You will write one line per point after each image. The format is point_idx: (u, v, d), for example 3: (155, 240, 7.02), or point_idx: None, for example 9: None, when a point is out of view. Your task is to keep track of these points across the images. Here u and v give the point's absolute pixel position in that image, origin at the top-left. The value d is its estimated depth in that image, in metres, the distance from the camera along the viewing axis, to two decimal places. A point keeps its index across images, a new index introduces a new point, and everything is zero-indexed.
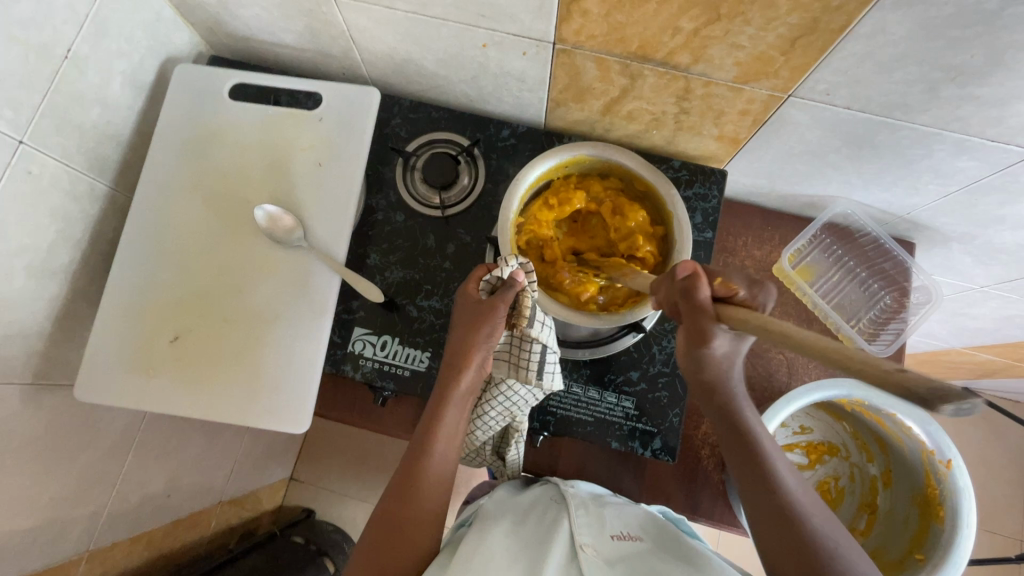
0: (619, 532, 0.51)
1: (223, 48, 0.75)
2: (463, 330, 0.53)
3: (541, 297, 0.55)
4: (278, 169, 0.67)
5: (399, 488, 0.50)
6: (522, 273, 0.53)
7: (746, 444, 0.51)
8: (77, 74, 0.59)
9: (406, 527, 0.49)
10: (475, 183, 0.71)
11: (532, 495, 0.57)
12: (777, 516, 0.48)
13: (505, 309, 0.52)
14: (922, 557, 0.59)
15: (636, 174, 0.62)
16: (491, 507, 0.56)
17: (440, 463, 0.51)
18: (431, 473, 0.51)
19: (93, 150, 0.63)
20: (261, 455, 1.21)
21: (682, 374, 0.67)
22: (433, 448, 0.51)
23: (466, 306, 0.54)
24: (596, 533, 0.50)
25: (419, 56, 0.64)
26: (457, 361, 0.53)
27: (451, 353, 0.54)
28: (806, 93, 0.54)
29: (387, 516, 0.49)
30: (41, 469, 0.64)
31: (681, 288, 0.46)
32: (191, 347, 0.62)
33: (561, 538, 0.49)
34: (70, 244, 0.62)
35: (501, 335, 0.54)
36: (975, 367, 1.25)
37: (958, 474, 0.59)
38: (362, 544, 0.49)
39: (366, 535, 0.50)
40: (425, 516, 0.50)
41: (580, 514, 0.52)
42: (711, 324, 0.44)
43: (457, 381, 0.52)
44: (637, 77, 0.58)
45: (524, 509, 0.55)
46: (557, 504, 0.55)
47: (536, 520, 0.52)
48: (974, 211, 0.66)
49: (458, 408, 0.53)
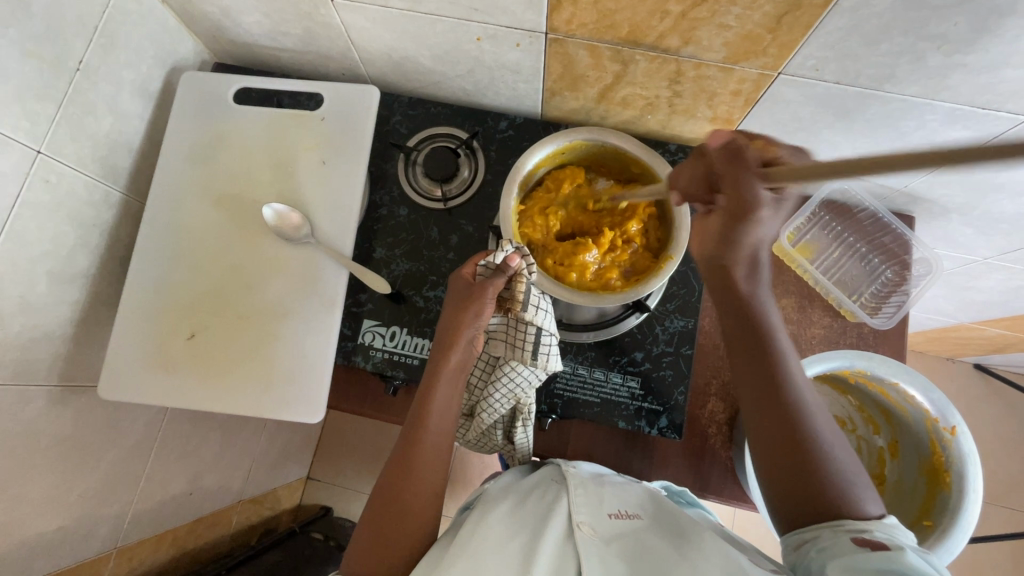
0: (617, 510, 0.52)
1: (227, 56, 0.77)
2: (453, 314, 0.55)
3: (538, 280, 0.56)
4: (284, 168, 0.69)
5: (398, 466, 0.52)
6: (516, 257, 0.54)
7: (760, 339, 0.52)
8: (88, 85, 0.61)
9: (405, 502, 0.50)
10: (475, 176, 0.73)
11: (533, 477, 0.59)
12: (780, 410, 0.50)
13: (495, 290, 0.55)
14: (931, 523, 0.60)
15: (632, 156, 0.63)
16: (495, 491, 0.57)
17: (436, 442, 0.53)
18: (429, 450, 0.52)
19: (106, 158, 0.65)
20: (278, 454, 1.24)
21: (685, 354, 0.68)
22: (429, 426, 0.53)
23: (458, 289, 0.57)
24: (593, 512, 0.51)
25: (416, 53, 0.66)
26: (448, 340, 0.55)
27: (441, 334, 0.55)
28: (795, 69, 0.55)
29: (386, 494, 0.51)
30: (68, 468, 0.67)
31: (725, 163, 0.50)
32: (208, 344, 0.64)
33: (558, 519, 0.50)
34: (88, 249, 0.65)
35: (491, 316, 0.56)
36: (985, 342, 1.24)
37: (963, 440, 0.60)
38: (365, 521, 0.51)
39: (368, 514, 0.51)
40: (424, 491, 0.51)
41: (579, 493, 0.53)
42: (754, 179, 0.48)
43: (447, 360, 0.54)
44: (629, 62, 0.59)
45: (526, 489, 0.56)
46: (558, 484, 0.56)
47: (535, 500, 0.53)
48: (971, 180, 0.66)
49: (450, 387, 0.54)
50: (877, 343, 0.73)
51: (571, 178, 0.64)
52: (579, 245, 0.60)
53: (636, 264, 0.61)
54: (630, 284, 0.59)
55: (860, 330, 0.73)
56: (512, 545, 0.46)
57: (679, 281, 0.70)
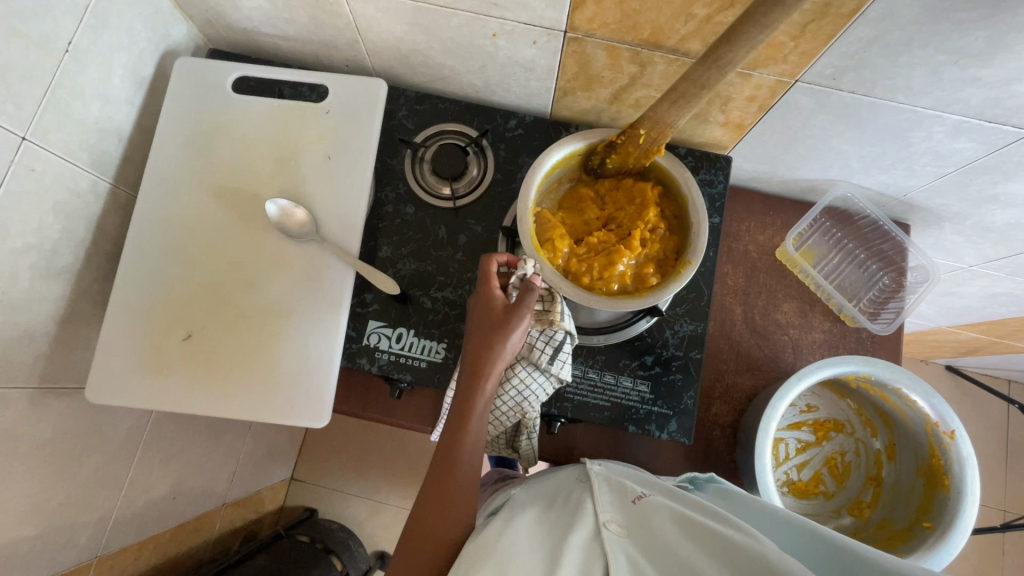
0: (639, 493, 0.53)
1: (224, 42, 0.73)
2: (489, 333, 0.53)
3: (551, 277, 0.55)
4: (287, 162, 0.66)
5: (434, 496, 0.50)
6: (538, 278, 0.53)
7: None
8: (77, 68, 0.57)
9: (439, 534, 0.49)
10: (484, 175, 0.71)
11: (555, 482, 0.59)
12: None
13: (527, 311, 0.53)
14: (931, 523, 0.62)
15: (652, 162, 0.62)
16: (522, 498, 0.56)
17: (470, 469, 0.52)
18: (464, 476, 0.51)
19: (95, 146, 0.61)
20: (263, 455, 1.20)
21: (694, 358, 0.68)
22: (464, 455, 0.51)
23: (488, 309, 0.54)
24: (618, 509, 0.52)
25: (427, 46, 0.64)
26: (478, 364, 0.52)
27: (474, 354, 0.53)
28: (813, 77, 0.55)
29: (426, 527, 0.49)
30: (48, 473, 0.63)
31: None
32: (205, 346, 0.61)
33: (584, 518, 0.50)
34: (74, 242, 0.61)
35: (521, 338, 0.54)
36: (959, 345, 1.29)
37: (961, 444, 0.61)
38: (399, 557, 0.48)
39: (404, 546, 0.49)
40: (462, 520, 0.50)
41: (602, 493, 0.54)
42: None
43: (482, 385, 0.52)
44: (647, 64, 0.59)
45: (553, 494, 0.56)
46: (582, 486, 0.56)
47: (560, 507, 0.53)
48: (968, 191, 0.68)
49: (482, 413, 0.52)
50: (874, 347, 0.75)
51: (580, 196, 0.64)
52: (610, 256, 0.57)
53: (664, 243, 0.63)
54: (669, 277, 0.58)
55: (859, 335, 0.75)
56: (539, 548, 0.46)
57: (688, 284, 0.70)
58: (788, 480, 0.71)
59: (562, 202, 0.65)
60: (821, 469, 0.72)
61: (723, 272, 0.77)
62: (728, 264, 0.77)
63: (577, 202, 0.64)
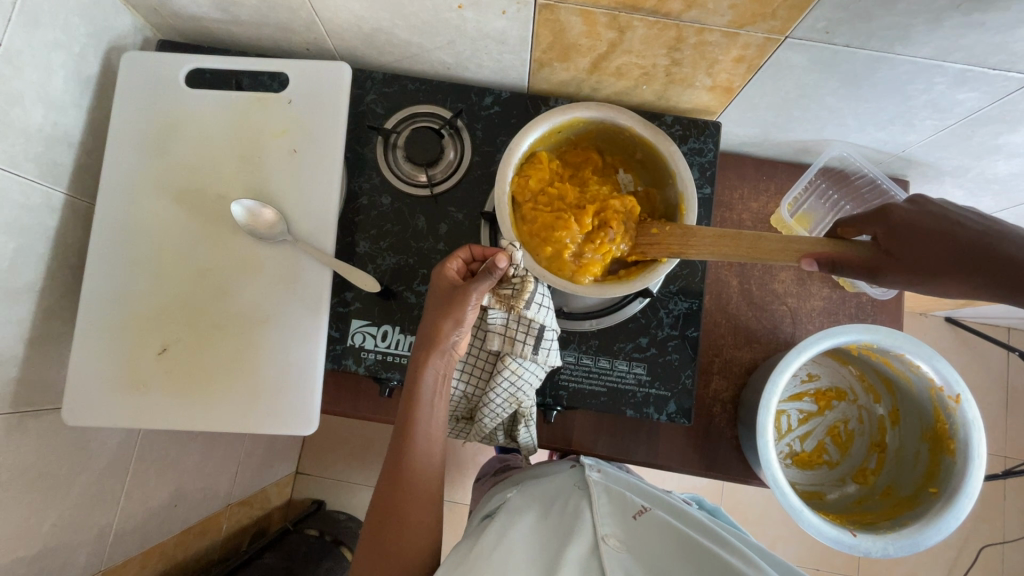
0: (638, 509, 0.55)
1: (174, 32, 0.68)
2: (434, 314, 0.53)
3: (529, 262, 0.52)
4: (251, 160, 0.62)
5: (393, 475, 0.53)
6: (502, 257, 0.51)
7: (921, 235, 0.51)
8: (12, 72, 0.52)
9: (400, 509, 0.53)
10: (461, 158, 0.68)
11: (556, 486, 0.60)
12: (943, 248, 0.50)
13: (479, 293, 0.52)
14: (937, 489, 0.61)
15: (638, 135, 0.58)
16: (515, 503, 0.58)
17: (426, 448, 0.54)
18: (420, 455, 0.54)
19: (44, 156, 0.57)
20: (265, 454, 1.19)
21: (691, 336, 0.66)
22: (418, 437, 0.53)
23: (440, 292, 0.54)
24: (617, 521, 0.54)
25: (390, 23, 0.60)
26: (426, 349, 0.53)
27: (422, 339, 0.54)
28: (804, 33, 0.51)
29: (386, 502, 0.53)
30: (37, 497, 0.62)
31: None
32: (182, 359, 0.59)
33: (584, 530, 0.51)
34: (32, 260, 0.58)
35: (473, 319, 0.54)
36: (959, 297, 1.27)
37: (967, 408, 0.60)
38: (368, 531, 0.53)
39: (370, 520, 0.53)
40: (422, 496, 0.53)
41: (602, 502, 0.56)
42: None
43: (429, 368, 0.53)
44: (626, 29, 0.55)
45: (551, 499, 0.58)
46: (580, 493, 0.58)
47: (557, 515, 0.55)
48: (970, 143, 0.65)
49: (432, 394, 0.54)
50: (874, 312, 0.72)
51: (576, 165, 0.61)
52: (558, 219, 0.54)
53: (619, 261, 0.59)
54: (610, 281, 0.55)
55: (859, 300, 0.73)
56: (537, 559, 0.48)
57: (681, 261, 0.68)
58: (791, 452, 0.71)
59: (564, 154, 0.62)
60: (824, 438, 0.71)
61: None
62: None
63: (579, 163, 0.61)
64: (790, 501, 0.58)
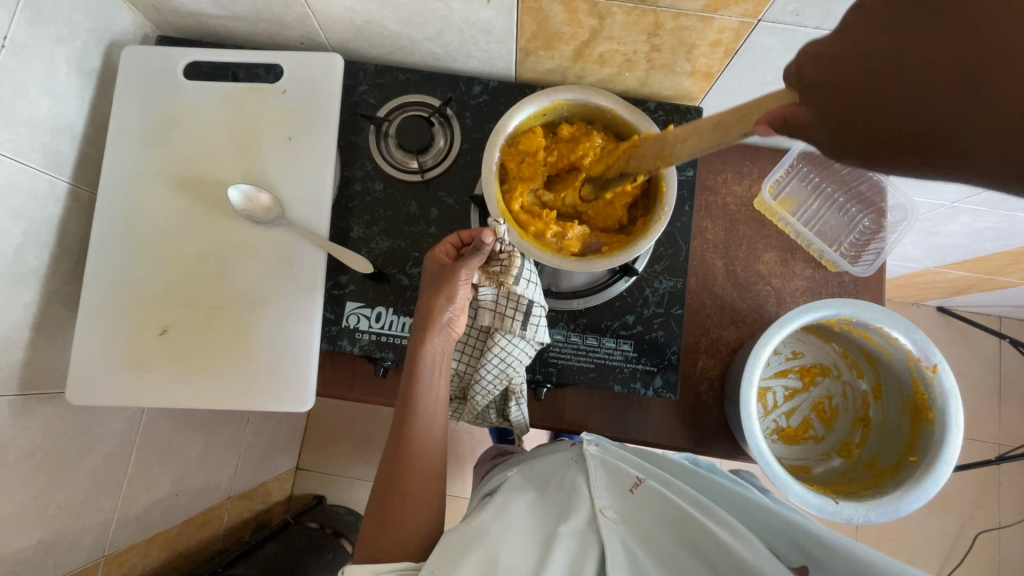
0: (635, 479, 0.56)
1: (172, 28, 0.71)
2: (429, 293, 0.55)
3: (514, 238, 0.54)
4: (248, 148, 0.64)
5: (396, 452, 0.55)
6: (489, 233, 0.53)
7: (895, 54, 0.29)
8: (16, 64, 0.55)
9: (403, 484, 0.54)
10: (452, 145, 0.70)
11: (551, 460, 0.62)
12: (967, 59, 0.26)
13: (469, 270, 0.54)
14: (917, 456, 0.63)
15: (620, 117, 0.60)
16: (513, 480, 0.60)
17: (427, 424, 0.56)
18: (421, 431, 0.55)
19: (47, 146, 0.60)
20: (265, 447, 1.21)
21: (675, 314, 0.68)
22: (417, 414, 0.55)
23: (432, 273, 0.57)
24: (612, 495, 0.55)
25: (379, 15, 0.62)
26: (423, 327, 0.55)
27: (418, 318, 0.56)
28: (776, 15, 0.53)
29: (390, 479, 0.54)
30: (44, 477, 0.63)
31: None
32: (182, 338, 0.61)
33: (581, 507, 0.53)
34: (38, 247, 0.60)
35: (467, 296, 0.56)
36: (948, 285, 1.29)
37: (943, 376, 0.62)
38: (372, 508, 0.54)
39: (374, 498, 0.55)
40: (424, 471, 0.55)
41: (597, 474, 0.56)
42: None
43: (427, 346, 0.54)
44: (605, 16, 0.57)
45: (549, 474, 0.60)
46: (577, 466, 0.58)
47: (555, 491, 0.57)
48: None
49: (430, 371, 0.55)
50: (857, 290, 0.74)
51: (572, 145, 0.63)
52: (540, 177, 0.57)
53: (603, 238, 0.59)
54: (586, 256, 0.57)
55: (841, 279, 0.74)
56: (534, 536, 0.49)
57: (666, 242, 0.71)
58: (778, 428, 0.72)
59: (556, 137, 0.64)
60: (809, 414, 0.72)
61: (702, 227, 0.75)
62: (706, 219, 0.76)
63: (576, 135, 0.61)
64: (775, 471, 0.60)
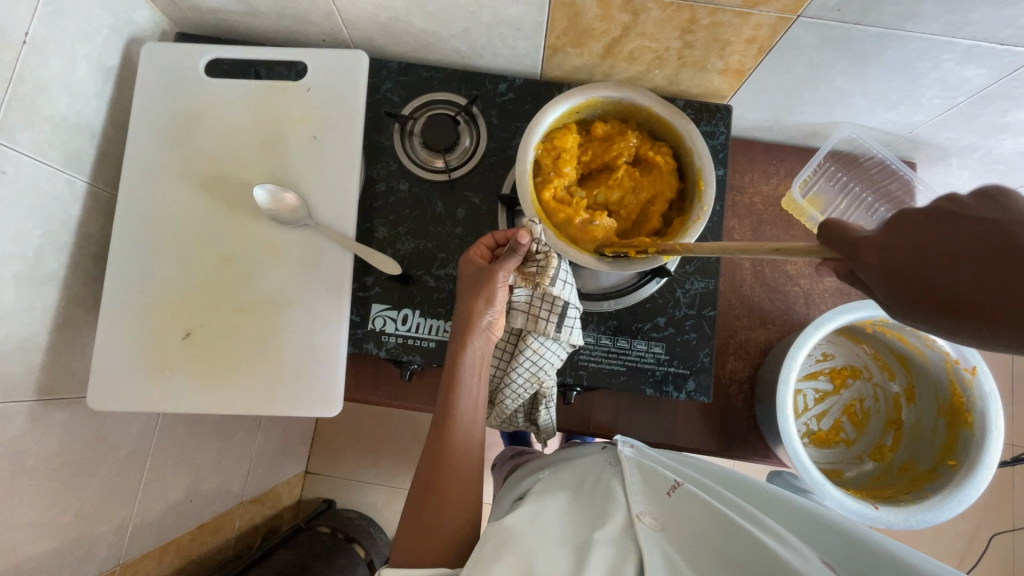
0: (673, 482, 0.55)
1: (191, 25, 0.69)
2: (467, 295, 0.54)
3: (550, 239, 0.53)
4: (271, 147, 0.63)
5: (435, 457, 0.53)
6: (525, 232, 0.51)
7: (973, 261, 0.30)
8: (37, 61, 0.53)
9: (443, 491, 0.52)
10: (477, 144, 0.69)
11: (585, 464, 0.61)
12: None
13: (507, 271, 0.53)
14: (954, 460, 0.62)
15: (656, 115, 0.59)
16: (545, 484, 0.59)
17: (466, 429, 0.54)
18: (460, 436, 0.54)
19: (67, 144, 0.58)
20: (277, 451, 1.19)
21: (708, 315, 0.67)
22: (456, 418, 0.54)
23: (470, 275, 0.55)
24: (649, 499, 0.54)
25: (406, 12, 0.60)
26: (461, 330, 0.53)
27: (456, 321, 0.54)
28: (816, 11, 0.52)
29: (428, 484, 0.53)
30: (61, 484, 0.62)
31: None
32: (206, 342, 0.59)
33: (618, 511, 0.52)
34: (57, 248, 0.58)
35: (505, 298, 0.54)
36: None
37: (983, 378, 0.61)
38: (409, 515, 0.53)
39: (411, 505, 0.53)
40: (463, 477, 0.53)
41: (632, 479, 0.56)
42: None
43: (466, 349, 0.53)
44: (640, 12, 0.56)
45: (581, 477, 0.59)
46: (612, 469, 0.58)
47: (587, 495, 0.56)
48: (977, 122, 0.66)
49: (468, 374, 0.54)
50: None
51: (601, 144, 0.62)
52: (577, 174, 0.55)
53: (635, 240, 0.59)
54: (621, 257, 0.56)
55: None
56: (570, 541, 0.49)
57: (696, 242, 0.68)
58: (809, 431, 0.71)
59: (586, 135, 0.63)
60: (840, 417, 0.71)
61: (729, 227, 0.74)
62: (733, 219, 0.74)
63: (609, 134, 0.60)
64: (812, 476, 0.59)
